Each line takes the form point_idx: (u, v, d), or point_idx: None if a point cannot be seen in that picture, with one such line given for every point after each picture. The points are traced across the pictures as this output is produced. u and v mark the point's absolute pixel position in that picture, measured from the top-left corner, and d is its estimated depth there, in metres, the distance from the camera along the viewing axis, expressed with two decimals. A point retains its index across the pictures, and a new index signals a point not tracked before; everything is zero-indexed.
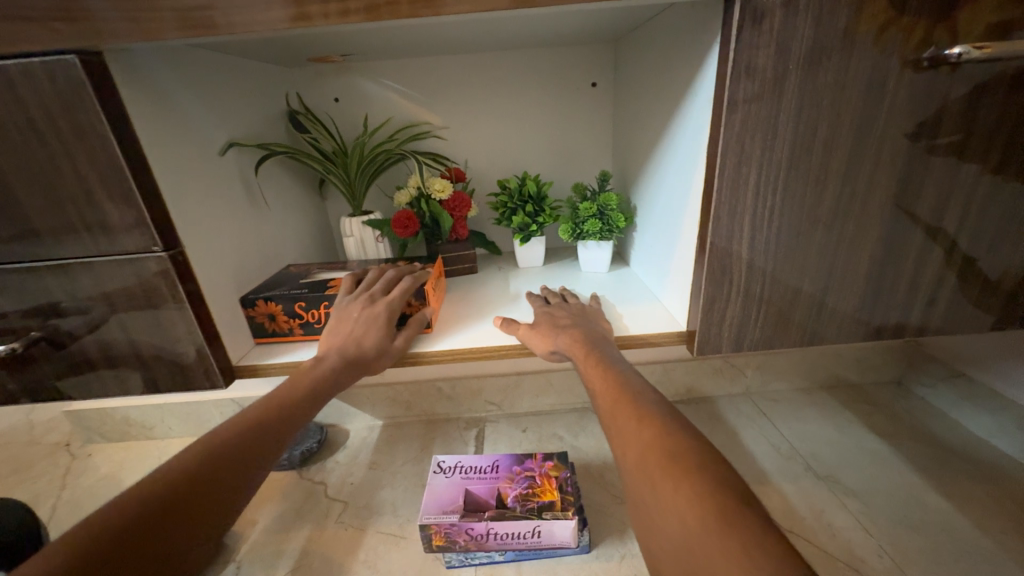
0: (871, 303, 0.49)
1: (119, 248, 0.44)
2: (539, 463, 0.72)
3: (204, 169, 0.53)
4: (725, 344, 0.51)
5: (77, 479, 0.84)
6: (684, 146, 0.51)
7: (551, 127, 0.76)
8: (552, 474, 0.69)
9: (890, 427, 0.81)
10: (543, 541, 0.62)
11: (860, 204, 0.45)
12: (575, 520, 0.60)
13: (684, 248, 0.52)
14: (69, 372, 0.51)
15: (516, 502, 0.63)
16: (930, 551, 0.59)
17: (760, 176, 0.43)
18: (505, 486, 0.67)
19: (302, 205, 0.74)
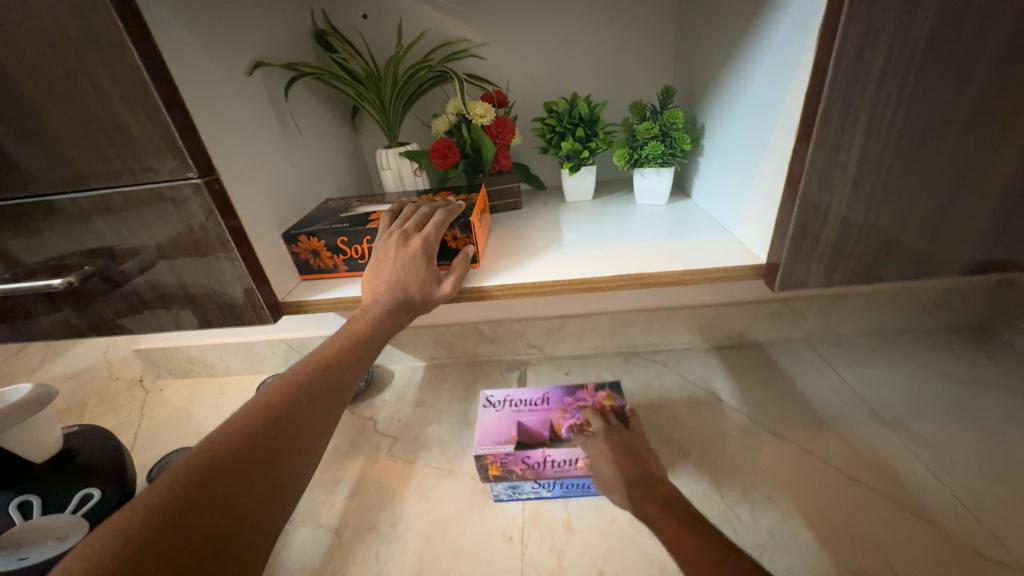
0: (999, 227, 0.41)
1: (155, 177, 0.42)
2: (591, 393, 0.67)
3: (232, 92, 0.49)
4: (813, 277, 0.45)
5: (152, 410, 0.91)
6: (780, 37, 0.42)
7: (603, 37, 0.66)
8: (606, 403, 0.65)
9: (976, 374, 0.73)
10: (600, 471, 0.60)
11: (1012, 96, 0.35)
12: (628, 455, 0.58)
13: (769, 166, 0.45)
14: (125, 307, 0.51)
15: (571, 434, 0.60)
16: (1017, 504, 0.54)
17: (885, 63, 0.34)
18: (558, 416, 0.63)
19: (337, 139, 0.71)
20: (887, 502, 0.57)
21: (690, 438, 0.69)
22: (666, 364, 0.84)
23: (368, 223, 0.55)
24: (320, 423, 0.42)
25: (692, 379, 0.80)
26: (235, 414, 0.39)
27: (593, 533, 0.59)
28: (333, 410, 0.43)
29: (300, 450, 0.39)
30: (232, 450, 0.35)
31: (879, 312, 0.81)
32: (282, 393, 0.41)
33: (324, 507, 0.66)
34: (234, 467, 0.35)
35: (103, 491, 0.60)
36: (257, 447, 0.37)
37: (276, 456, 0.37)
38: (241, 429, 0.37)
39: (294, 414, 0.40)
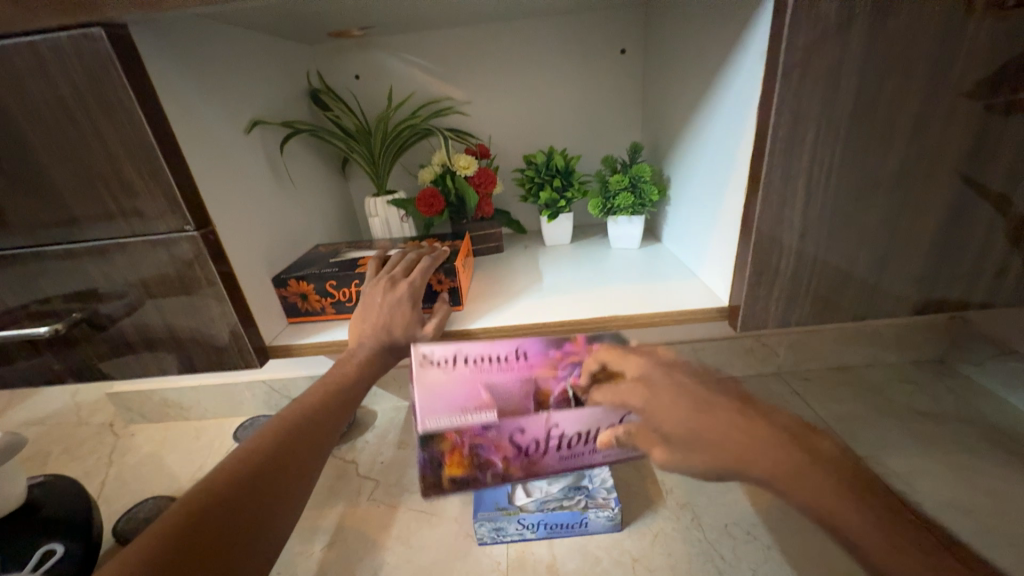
0: (931, 275, 0.46)
1: (152, 229, 0.44)
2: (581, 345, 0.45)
3: (231, 148, 0.52)
4: (771, 320, 0.49)
5: (122, 457, 0.88)
6: (728, 109, 0.48)
7: (577, 98, 0.73)
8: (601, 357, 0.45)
9: (936, 406, 0.77)
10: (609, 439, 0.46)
11: (926, 164, 0.41)
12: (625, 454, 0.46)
13: (726, 219, 0.50)
14: (109, 352, 0.52)
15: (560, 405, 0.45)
16: (981, 534, 0.57)
17: (817, 136, 0.40)
18: (547, 375, 0.45)
19: (327, 186, 0.74)
20: None
21: (671, 476, 0.70)
22: None
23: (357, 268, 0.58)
24: (304, 467, 0.42)
25: None
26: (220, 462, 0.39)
27: None
28: (317, 454, 0.44)
29: (284, 497, 0.39)
30: (214, 500, 0.36)
31: (845, 347, 0.86)
32: (266, 439, 0.42)
33: (301, 558, 0.64)
34: (215, 517, 0.35)
35: (66, 546, 0.57)
36: (240, 495, 0.37)
37: (258, 504, 0.37)
38: (224, 477, 0.37)
39: (278, 459, 0.41)
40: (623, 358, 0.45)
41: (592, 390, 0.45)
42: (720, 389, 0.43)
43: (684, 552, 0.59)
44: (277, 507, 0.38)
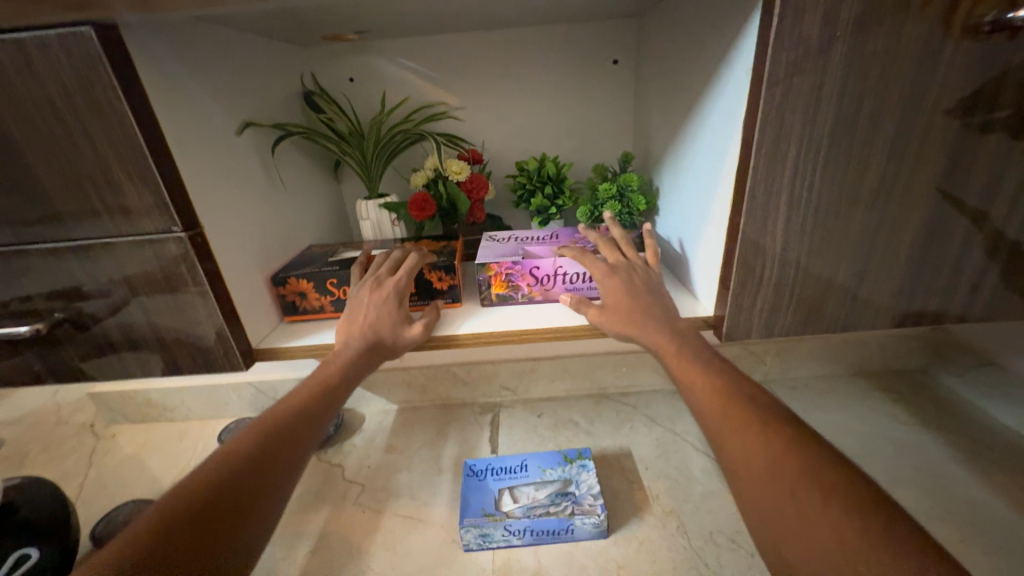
0: (909, 288, 0.47)
1: (139, 229, 0.44)
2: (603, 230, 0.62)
3: (222, 149, 0.52)
4: (754, 329, 0.50)
5: (102, 459, 0.86)
6: (715, 124, 0.49)
7: (570, 106, 0.73)
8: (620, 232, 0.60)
9: (918, 416, 0.78)
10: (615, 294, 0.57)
11: (905, 180, 0.42)
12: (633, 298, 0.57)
13: (713, 230, 0.51)
14: (91, 353, 0.51)
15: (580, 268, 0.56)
16: (959, 541, 0.57)
17: (799, 152, 0.41)
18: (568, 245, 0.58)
19: (319, 188, 0.74)
20: None
21: (657, 482, 0.71)
22: (636, 407, 0.87)
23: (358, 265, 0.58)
24: (283, 473, 0.41)
25: (659, 421, 0.83)
26: (191, 473, 0.38)
27: None
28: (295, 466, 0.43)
29: (259, 506, 0.38)
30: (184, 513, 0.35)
31: (829, 356, 0.87)
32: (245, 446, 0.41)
33: (284, 563, 0.64)
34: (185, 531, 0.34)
35: (42, 551, 0.56)
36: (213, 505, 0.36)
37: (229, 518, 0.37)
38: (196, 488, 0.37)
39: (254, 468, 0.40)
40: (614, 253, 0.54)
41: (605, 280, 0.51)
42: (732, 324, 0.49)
43: (669, 560, 0.59)
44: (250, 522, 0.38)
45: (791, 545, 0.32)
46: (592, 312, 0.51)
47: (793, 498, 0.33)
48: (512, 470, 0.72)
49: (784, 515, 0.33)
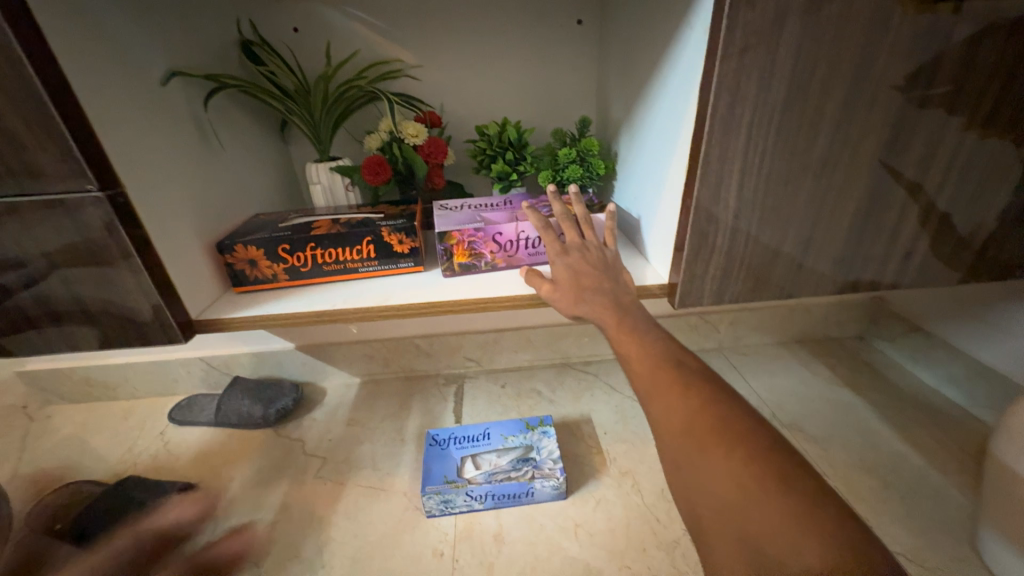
0: (849, 257, 0.49)
1: (47, 188, 0.39)
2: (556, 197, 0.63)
3: (144, 101, 0.47)
4: (706, 296, 0.51)
5: (38, 441, 0.81)
6: (673, 89, 0.48)
7: (532, 68, 0.71)
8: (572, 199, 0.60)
9: (852, 377, 0.84)
10: None
11: (850, 150, 0.43)
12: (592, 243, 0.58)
13: (669, 197, 0.51)
14: (7, 328, 0.46)
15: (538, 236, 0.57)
16: (879, 489, 0.63)
17: (752, 119, 0.41)
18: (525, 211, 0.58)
19: (265, 150, 0.69)
20: None
21: (615, 445, 0.74)
22: (597, 375, 0.89)
23: (312, 230, 0.55)
24: None
25: (619, 388, 0.85)
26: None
27: (522, 543, 0.60)
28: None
29: None
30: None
31: (778, 324, 0.91)
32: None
33: (241, 538, 0.63)
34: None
35: None
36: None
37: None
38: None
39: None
40: (573, 230, 0.52)
41: (557, 264, 0.50)
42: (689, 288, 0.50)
43: (623, 516, 0.63)
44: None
45: (701, 499, 0.33)
46: (544, 288, 0.50)
47: (703, 452, 0.34)
48: (475, 438, 0.73)
49: (695, 474, 0.34)
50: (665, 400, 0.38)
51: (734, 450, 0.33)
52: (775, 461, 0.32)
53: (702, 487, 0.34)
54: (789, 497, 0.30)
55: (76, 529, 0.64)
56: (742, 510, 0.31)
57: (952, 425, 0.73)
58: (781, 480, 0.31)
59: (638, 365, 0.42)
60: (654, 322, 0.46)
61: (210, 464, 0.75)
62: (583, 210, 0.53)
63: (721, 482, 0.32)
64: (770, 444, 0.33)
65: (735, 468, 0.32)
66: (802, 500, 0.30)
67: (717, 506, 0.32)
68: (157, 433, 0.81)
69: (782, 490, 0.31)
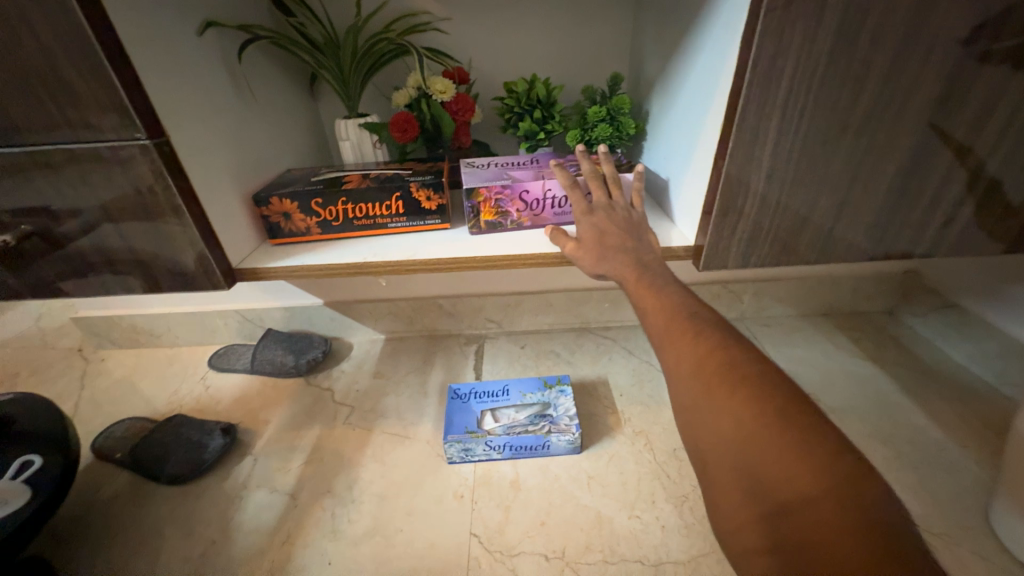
0: (886, 223, 0.48)
1: (99, 135, 0.41)
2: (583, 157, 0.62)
3: (182, 52, 0.48)
4: (732, 259, 0.51)
5: (94, 381, 0.88)
6: (712, 42, 0.46)
7: (563, 22, 0.68)
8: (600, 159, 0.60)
9: (876, 351, 0.83)
10: None
11: (896, 109, 0.41)
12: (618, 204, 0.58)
13: (700, 157, 0.50)
14: (67, 271, 0.50)
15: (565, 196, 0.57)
16: (893, 459, 0.64)
17: (794, 73, 0.39)
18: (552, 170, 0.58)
19: (295, 106, 0.69)
20: None
21: (631, 407, 0.76)
22: (615, 340, 0.90)
23: (344, 184, 0.57)
24: None
25: (636, 353, 0.87)
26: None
27: (537, 490, 0.64)
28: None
29: None
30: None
31: (804, 296, 0.90)
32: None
33: (279, 472, 0.69)
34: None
35: (45, 458, 0.59)
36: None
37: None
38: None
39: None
40: (600, 188, 0.52)
41: (581, 221, 0.50)
42: (715, 251, 0.50)
43: (635, 471, 0.65)
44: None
45: (703, 437, 0.35)
46: (569, 246, 0.51)
47: (707, 393, 0.35)
48: (494, 394, 0.76)
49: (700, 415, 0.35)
50: (673, 346, 0.39)
51: (737, 391, 0.34)
52: (778, 400, 0.33)
53: (704, 426, 0.35)
54: (787, 432, 0.31)
55: (133, 458, 0.71)
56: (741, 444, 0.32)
57: (977, 402, 0.72)
58: (781, 418, 0.32)
59: (650, 314, 0.43)
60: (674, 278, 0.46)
61: (248, 407, 0.80)
62: (612, 169, 0.53)
63: (721, 420, 0.34)
64: (775, 385, 0.34)
65: (736, 405, 0.33)
66: (801, 435, 0.31)
67: (716, 442, 0.34)
68: (200, 378, 0.87)
69: (780, 425, 0.31)
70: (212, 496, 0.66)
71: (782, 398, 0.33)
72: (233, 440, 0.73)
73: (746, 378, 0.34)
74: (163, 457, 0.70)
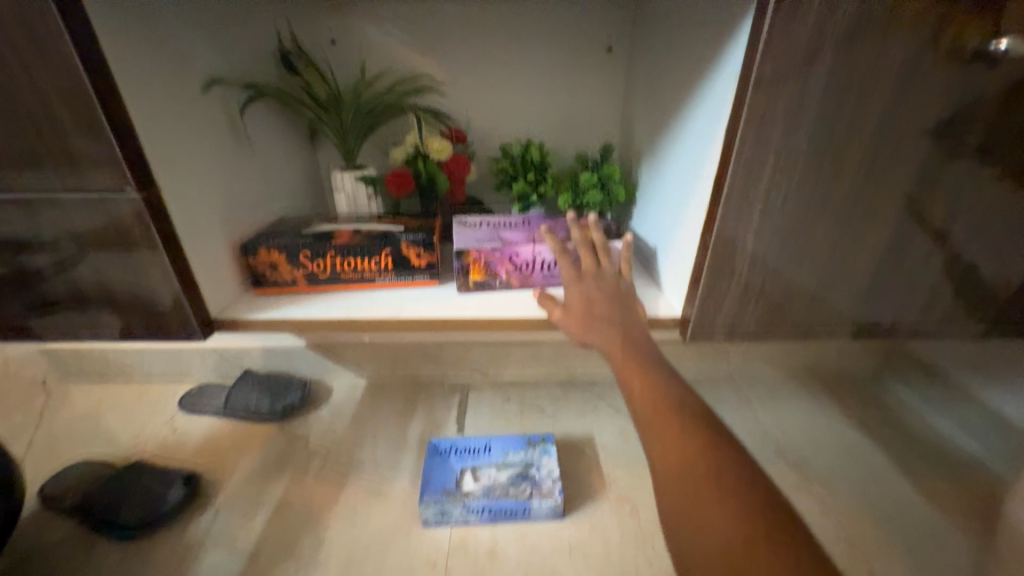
0: (867, 301, 0.49)
1: (89, 185, 0.42)
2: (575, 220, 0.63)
3: (185, 104, 0.49)
4: (718, 331, 0.51)
5: (54, 417, 0.84)
6: (699, 124, 0.49)
7: (559, 90, 0.72)
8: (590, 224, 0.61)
9: (862, 417, 0.83)
10: None
11: (872, 197, 0.43)
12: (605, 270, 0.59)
13: (688, 230, 0.51)
14: (38, 312, 0.48)
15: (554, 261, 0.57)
16: (883, 537, 0.62)
17: (776, 160, 0.41)
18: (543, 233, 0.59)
19: (294, 154, 0.71)
20: None
21: (616, 469, 0.73)
22: (601, 395, 0.89)
23: (334, 238, 0.57)
24: None
25: (623, 411, 0.85)
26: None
27: (515, 559, 0.61)
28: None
29: None
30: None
31: (789, 358, 0.90)
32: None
33: (241, 529, 0.64)
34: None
35: None
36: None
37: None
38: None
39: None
40: (590, 255, 0.52)
41: (571, 290, 0.51)
42: (700, 322, 0.50)
43: (619, 541, 0.62)
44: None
45: (686, 541, 0.34)
46: (557, 312, 0.51)
47: (695, 494, 0.35)
48: (476, 450, 0.73)
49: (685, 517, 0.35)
50: (661, 434, 0.39)
51: (726, 497, 0.34)
52: (765, 510, 0.33)
53: (688, 528, 0.34)
54: (775, 547, 0.31)
55: (83, 507, 0.66)
56: (729, 554, 0.32)
57: (964, 476, 0.71)
58: (767, 532, 0.32)
59: (636, 396, 0.43)
60: (660, 356, 0.46)
61: (215, 453, 0.76)
62: (601, 237, 0.53)
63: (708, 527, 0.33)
64: (761, 492, 0.34)
65: (723, 513, 0.33)
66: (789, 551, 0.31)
67: (700, 549, 0.33)
68: (168, 418, 0.83)
69: (769, 540, 0.32)
70: (164, 554, 0.61)
71: (768, 508, 0.33)
72: (194, 491, 0.69)
73: (734, 484, 0.35)
74: (115, 506, 0.65)
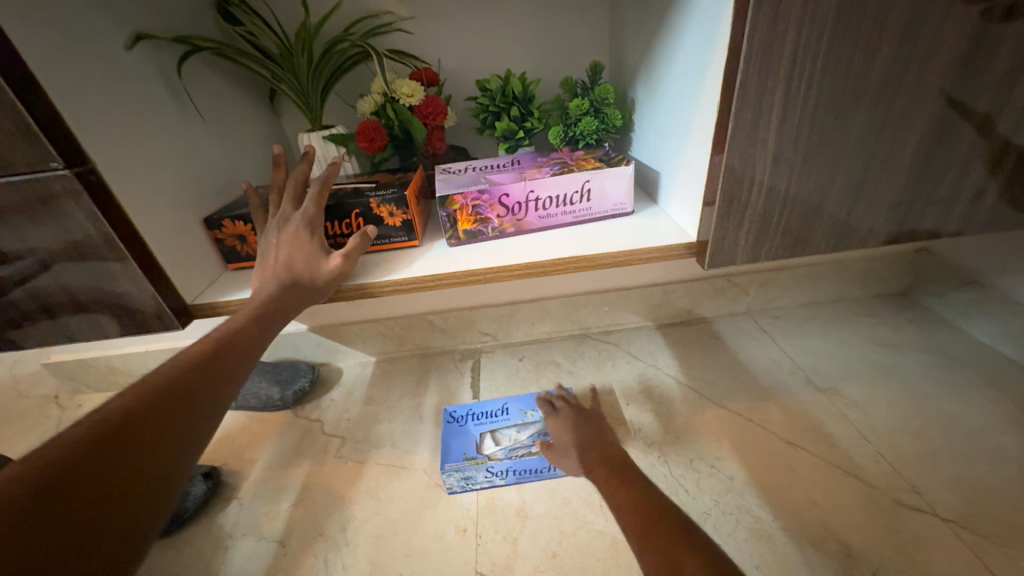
0: (908, 201, 0.43)
1: (8, 167, 0.36)
2: (569, 155, 0.58)
3: (106, 68, 0.43)
4: (739, 254, 0.46)
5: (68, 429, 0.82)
6: (700, 14, 0.42)
7: (535, 11, 0.64)
8: (587, 156, 0.56)
9: (896, 336, 0.78)
10: (593, 208, 0.55)
11: (914, 72, 0.37)
12: (630, 174, 0.53)
13: (697, 145, 0.45)
14: (6, 326, 0.45)
15: (549, 197, 0.53)
16: (926, 454, 0.59)
17: (798, 37, 0.34)
18: (533, 171, 0.53)
19: (254, 122, 0.65)
20: (817, 462, 0.59)
21: (640, 414, 0.70)
22: (617, 344, 0.84)
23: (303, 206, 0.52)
24: (192, 428, 0.36)
25: (642, 357, 0.81)
26: (77, 424, 0.32)
27: (546, 517, 0.59)
28: (228, 384, 0.40)
29: (170, 441, 0.34)
30: (59, 466, 0.29)
31: (814, 283, 0.85)
32: (160, 382, 0.37)
33: (267, 517, 0.63)
34: (49, 499, 0.27)
35: None
36: (115, 443, 0.31)
37: (140, 471, 0.32)
38: (97, 423, 0.32)
39: (180, 402, 0.36)
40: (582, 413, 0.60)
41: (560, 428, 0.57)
42: (717, 246, 0.45)
43: None
44: (162, 480, 0.33)
45: None
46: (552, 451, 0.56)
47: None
48: (494, 414, 0.70)
49: None
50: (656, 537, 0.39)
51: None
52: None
53: None
54: None
55: None
56: None
57: (1010, 384, 0.67)
58: None
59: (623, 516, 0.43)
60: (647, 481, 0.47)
61: (232, 446, 0.75)
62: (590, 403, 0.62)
63: None
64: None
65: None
66: None
67: None
68: None
69: None
70: (192, 552, 0.60)
71: None
72: (216, 485, 0.67)
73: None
74: None
